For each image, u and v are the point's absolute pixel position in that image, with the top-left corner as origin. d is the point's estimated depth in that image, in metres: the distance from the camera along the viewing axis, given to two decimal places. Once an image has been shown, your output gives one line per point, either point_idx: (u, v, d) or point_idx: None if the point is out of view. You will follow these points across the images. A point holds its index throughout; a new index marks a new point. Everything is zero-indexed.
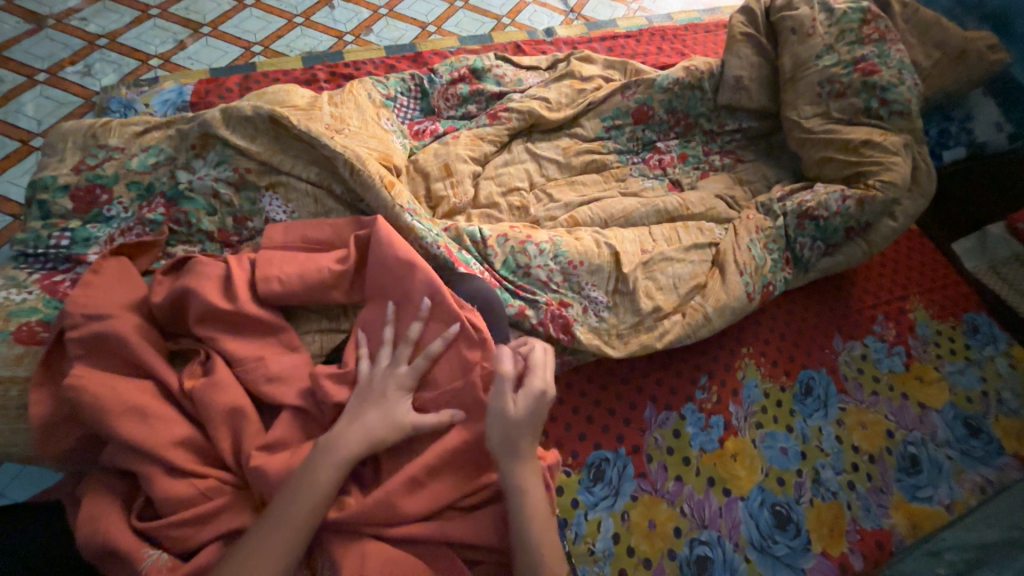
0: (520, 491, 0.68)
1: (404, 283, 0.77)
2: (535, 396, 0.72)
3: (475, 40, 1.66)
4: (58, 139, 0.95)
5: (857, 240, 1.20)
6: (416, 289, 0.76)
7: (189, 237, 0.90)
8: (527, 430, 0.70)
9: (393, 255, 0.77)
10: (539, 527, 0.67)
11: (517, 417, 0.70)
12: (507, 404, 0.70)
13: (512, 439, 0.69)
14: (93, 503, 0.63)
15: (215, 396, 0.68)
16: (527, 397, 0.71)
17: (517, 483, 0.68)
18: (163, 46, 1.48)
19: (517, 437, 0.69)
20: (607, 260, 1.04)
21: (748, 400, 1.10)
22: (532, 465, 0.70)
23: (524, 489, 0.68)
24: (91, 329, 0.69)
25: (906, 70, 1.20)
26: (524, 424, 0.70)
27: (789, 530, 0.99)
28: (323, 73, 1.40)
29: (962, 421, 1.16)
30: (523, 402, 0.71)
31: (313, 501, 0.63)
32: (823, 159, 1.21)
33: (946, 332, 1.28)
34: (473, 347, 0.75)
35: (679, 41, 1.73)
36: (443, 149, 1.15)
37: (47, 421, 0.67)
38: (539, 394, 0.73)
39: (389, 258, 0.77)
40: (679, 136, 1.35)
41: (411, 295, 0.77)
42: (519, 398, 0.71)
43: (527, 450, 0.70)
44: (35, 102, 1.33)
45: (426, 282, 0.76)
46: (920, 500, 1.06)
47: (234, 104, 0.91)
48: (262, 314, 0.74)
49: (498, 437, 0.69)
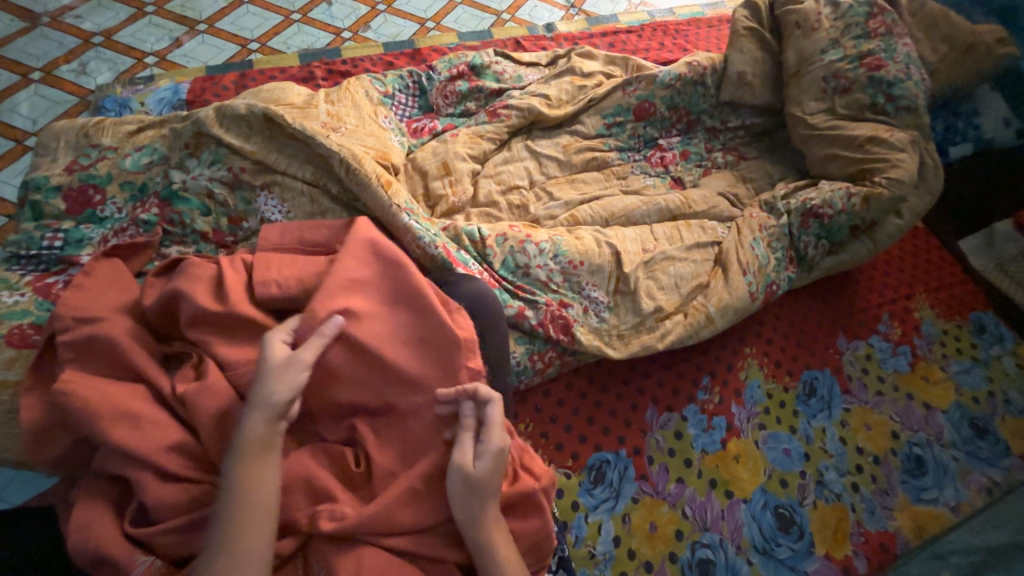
0: (487, 553, 0.65)
1: (384, 282, 0.78)
2: (490, 462, 0.68)
3: (474, 36, 1.64)
4: (50, 138, 0.94)
5: (862, 238, 1.18)
6: (406, 290, 0.77)
7: (184, 237, 0.89)
8: (488, 498, 0.67)
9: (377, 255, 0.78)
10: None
11: (476, 486, 0.67)
12: (462, 474, 0.67)
13: (471, 508, 0.66)
14: (85, 509, 0.62)
15: (207, 401, 0.66)
16: (483, 464, 0.68)
17: (483, 547, 0.65)
18: (159, 43, 1.47)
19: (476, 506, 0.66)
20: (608, 260, 1.02)
21: (750, 401, 1.09)
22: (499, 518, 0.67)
23: (490, 551, 0.65)
24: (82, 333, 0.68)
25: (912, 64, 1.18)
26: (483, 493, 0.67)
27: (792, 533, 0.98)
28: (320, 70, 1.38)
29: (968, 422, 1.14)
30: (481, 465, 0.68)
31: (262, 488, 0.61)
32: (827, 157, 1.19)
33: (952, 331, 1.26)
34: (458, 348, 0.75)
35: (681, 36, 1.71)
36: (442, 147, 1.13)
37: (39, 425, 0.67)
38: (497, 457, 0.69)
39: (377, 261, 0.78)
40: (681, 133, 1.33)
41: (399, 293, 0.77)
42: (477, 462, 0.68)
43: (490, 515, 0.67)
44: (30, 101, 1.32)
45: (415, 282, 0.77)
46: (925, 502, 1.05)
47: (228, 102, 0.90)
48: (256, 317, 0.73)
49: (458, 500, 0.67)
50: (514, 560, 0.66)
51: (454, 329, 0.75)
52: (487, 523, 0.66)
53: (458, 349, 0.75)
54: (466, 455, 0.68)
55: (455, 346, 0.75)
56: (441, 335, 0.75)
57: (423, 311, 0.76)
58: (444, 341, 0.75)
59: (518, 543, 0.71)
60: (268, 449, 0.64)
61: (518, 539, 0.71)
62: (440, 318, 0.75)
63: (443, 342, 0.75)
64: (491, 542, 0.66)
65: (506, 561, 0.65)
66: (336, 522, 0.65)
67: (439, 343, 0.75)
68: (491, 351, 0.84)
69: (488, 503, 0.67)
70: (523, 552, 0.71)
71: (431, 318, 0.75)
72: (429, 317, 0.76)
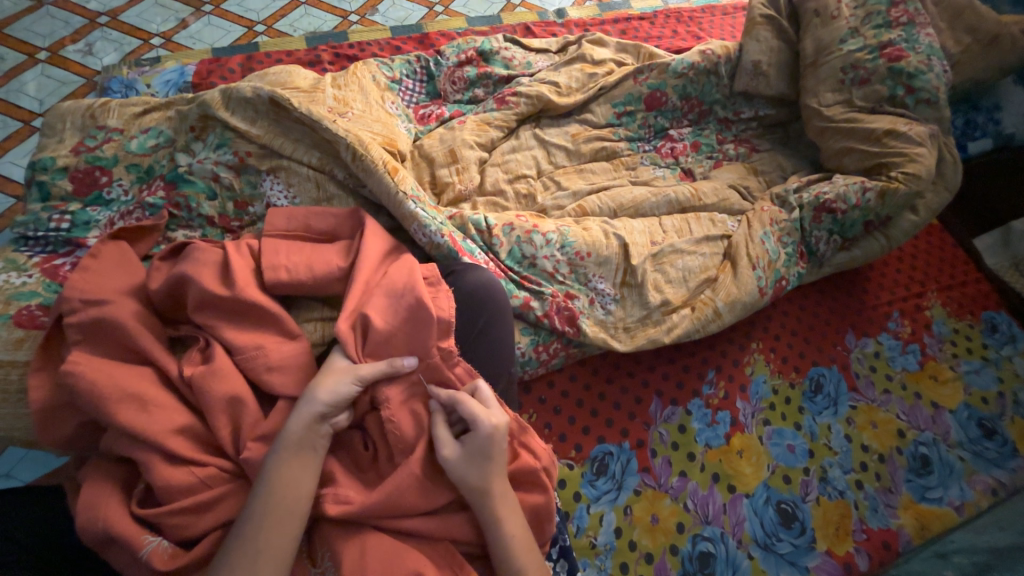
0: (493, 522, 0.67)
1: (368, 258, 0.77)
2: (487, 434, 0.69)
3: (484, 21, 1.61)
4: (56, 119, 0.93)
5: (875, 234, 1.16)
6: (390, 269, 0.77)
7: (190, 221, 0.89)
8: (491, 469, 0.68)
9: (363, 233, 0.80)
10: (519, 555, 0.66)
11: (474, 457, 0.68)
12: (455, 457, 0.68)
13: (472, 483, 0.67)
14: (93, 488, 0.63)
15: (214, 385, 0.67)
16: (479, 438, 0.69)
17: (491, 517, 0.67)
18: (165, 24, 1.45)
19: (476, 478, 0.67)
20: (615, 251, 1.01)
21: (755, 397, 1.08)
22: (506, 491, 0.69)
23: (498, 525, 0.67)
24: (89, 315, 0.68)
25: (934, 55, 1.14)
26: (483, 466, 0.68)
27: (794, 528, 0.98)
28: (327, 54, 1.36)
29: (976, 422, 1.13)
30: (478, 448, 0.69)
31: (290, 486, 0.62)
32: (843, 150, 1.16)
33: (963, 331, 1.24)
34: (432, 326, 0.73)
35: (695, 24, 1.67)
36: (449, 134, 1.12)
37: (47, 406, 0.67)
38: (492, 439, 0.69)
39: (381, 254, 0.79)
40: (692, 124, 1.31)
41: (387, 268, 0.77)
42: (473, 445, 0.69)
43: (495, 484, 0.68)
44: (36, 81, 1.31)
45: (406, 264, 0.77)
46: (929, 501, 1.04)
47: (234, 84, 0.88)
48: (261, 300, 0.72)
49: (465, 479, 0.67)
50: (520, 533, 0.67)
51: (428, 304, 0.72)
52: (490, 493, 0.67)
53: (431, 326, 0.72)
54: (455, 444, 0.69)
55: (428, 323, 0.72)
56: (416, 309, 0.72)
57: (403, 285, 0.74)
58: (412, 314, 0.73)
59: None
60: (311, 447, 0.65)
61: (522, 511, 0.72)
62: (416, 292, 0.73)
63: (418, 319, 0.73)
64: (499, 517, 0.67)
65: (512, 532, 0.67)
66: (341, 507, 0.66)
67: (411, 317, 0.73)
68: (499, 338, 0.83)
69: (491, 475, 0.68)
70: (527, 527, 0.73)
71: (408, 293, 0.73)
72: (409, 292, 0.73)
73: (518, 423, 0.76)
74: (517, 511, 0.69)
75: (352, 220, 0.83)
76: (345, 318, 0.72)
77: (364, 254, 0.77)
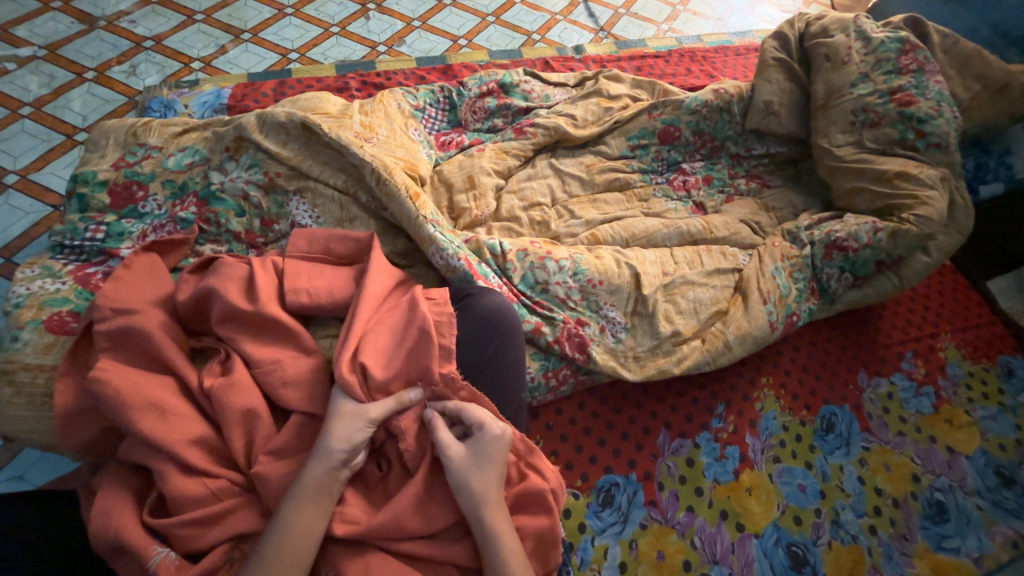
0: (490, 541, 0.66)
1: (376, 285, 0.79)
2: (494, 436, 0.71)
3: (505, 55, 1.69)
4: (100, 136, 0.99)
5: (887, 273, 1.16)
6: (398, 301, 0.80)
7: (217, 236, 0.92)
8: (492, 474, 0.69)
9: (376, 259, 0.82)
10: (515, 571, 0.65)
11: (475, 460, 0.70)
12: (458, 455, 0.70)
13: (470, 485, 0.68)
14: (107, 495, 0.64)
15: (232, 397, 0.68)
16: (484, 440, 0.71)
17: (488, 531, 0.66)
18: (205, 49, 1.54)
19: (476, 481, 0.68)
20: (627, 280, 1.02)
21: (765, 432, 1.07)
22: (503, 510, 0.68)
23: (493, 537, 0.66)
24: (119, 323, 0.71)
25: (944, 102, 1.17)
26: (485, 470, 0.69)
27: (804, 573, 0.95)
28: (355, 82, 1.43)
29: (994, 470, 1.10)
30: (478, 456, 0.70)
31: (302, 528, 0.62)
32: (854, 190, 1.18)
33: (978, 374, 1.22)
34: (433, 352, 0.75)
35: (709, 63, 1.73)
36: (467, 161, 1.16)
37: (71, 411, 0.69)
38: (494, 446, 0.71)
39: (388, 288, 0.81)
40: (705, 158, 1.34)
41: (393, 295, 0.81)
42: (477, 453, 0.70)
43: (493, 490, 0.69)
44: (82, 98, 1.39)
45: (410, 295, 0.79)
46: (946, 551, 1.01)
47: (270, 110, 0.93)
48: (282, 317, 0.74)
49: (467, 487, 0.68)
50: (517, 548, 0.67)
51: (431, 330, 0.75)
52: (489, 499, 0.68)
53: (432, 351, 0.75)
54: (455, 448, 0.70)
55: (429, 351, 0.74)
56: (419, 337, 0.75)
57: (408, 315, 0.77)
58: (414, 343, 0.75)
59: (525, 541, 0.71)
60: (325, 495, 0.65)
61: (524, 536, 0.71)
62: (422, 323, 0.76)
63: (420, 347, 0.75)
64: (496, 527, 0.66)
65: (509, 547, 0.66)
66: (348, 527, 0.66)
67: (412, 348, 0.75)
68: (509, 367, 0.83)
69: (491, 478, 0.69)
70: (530, 553, 0.71)
71: (412, 323, 0.76)
72: (412, 321, 0.76)
73: (525, 443, 0.76)
74: (512, 529, 0.68)
75: (371, 247, 0.85)
76: (344, 361, 0.71)
77: (369, 288, 0.78)
